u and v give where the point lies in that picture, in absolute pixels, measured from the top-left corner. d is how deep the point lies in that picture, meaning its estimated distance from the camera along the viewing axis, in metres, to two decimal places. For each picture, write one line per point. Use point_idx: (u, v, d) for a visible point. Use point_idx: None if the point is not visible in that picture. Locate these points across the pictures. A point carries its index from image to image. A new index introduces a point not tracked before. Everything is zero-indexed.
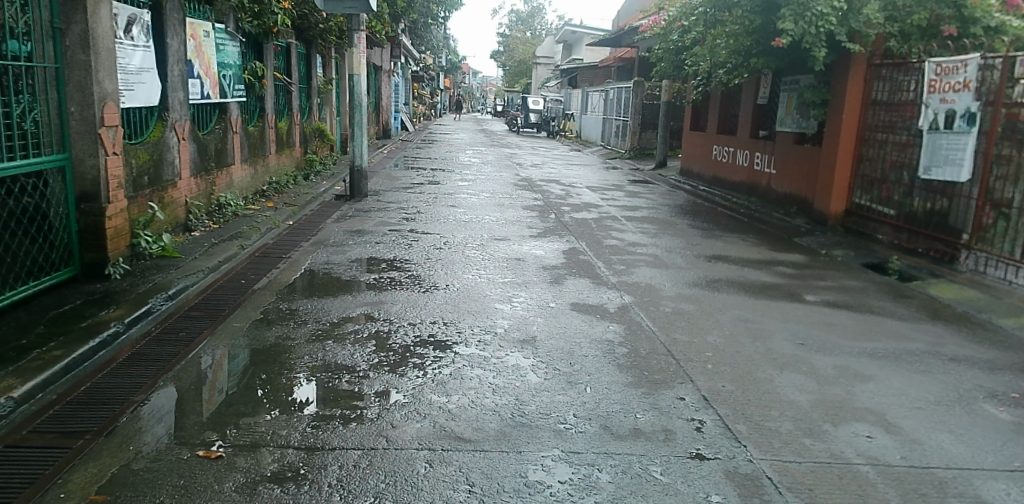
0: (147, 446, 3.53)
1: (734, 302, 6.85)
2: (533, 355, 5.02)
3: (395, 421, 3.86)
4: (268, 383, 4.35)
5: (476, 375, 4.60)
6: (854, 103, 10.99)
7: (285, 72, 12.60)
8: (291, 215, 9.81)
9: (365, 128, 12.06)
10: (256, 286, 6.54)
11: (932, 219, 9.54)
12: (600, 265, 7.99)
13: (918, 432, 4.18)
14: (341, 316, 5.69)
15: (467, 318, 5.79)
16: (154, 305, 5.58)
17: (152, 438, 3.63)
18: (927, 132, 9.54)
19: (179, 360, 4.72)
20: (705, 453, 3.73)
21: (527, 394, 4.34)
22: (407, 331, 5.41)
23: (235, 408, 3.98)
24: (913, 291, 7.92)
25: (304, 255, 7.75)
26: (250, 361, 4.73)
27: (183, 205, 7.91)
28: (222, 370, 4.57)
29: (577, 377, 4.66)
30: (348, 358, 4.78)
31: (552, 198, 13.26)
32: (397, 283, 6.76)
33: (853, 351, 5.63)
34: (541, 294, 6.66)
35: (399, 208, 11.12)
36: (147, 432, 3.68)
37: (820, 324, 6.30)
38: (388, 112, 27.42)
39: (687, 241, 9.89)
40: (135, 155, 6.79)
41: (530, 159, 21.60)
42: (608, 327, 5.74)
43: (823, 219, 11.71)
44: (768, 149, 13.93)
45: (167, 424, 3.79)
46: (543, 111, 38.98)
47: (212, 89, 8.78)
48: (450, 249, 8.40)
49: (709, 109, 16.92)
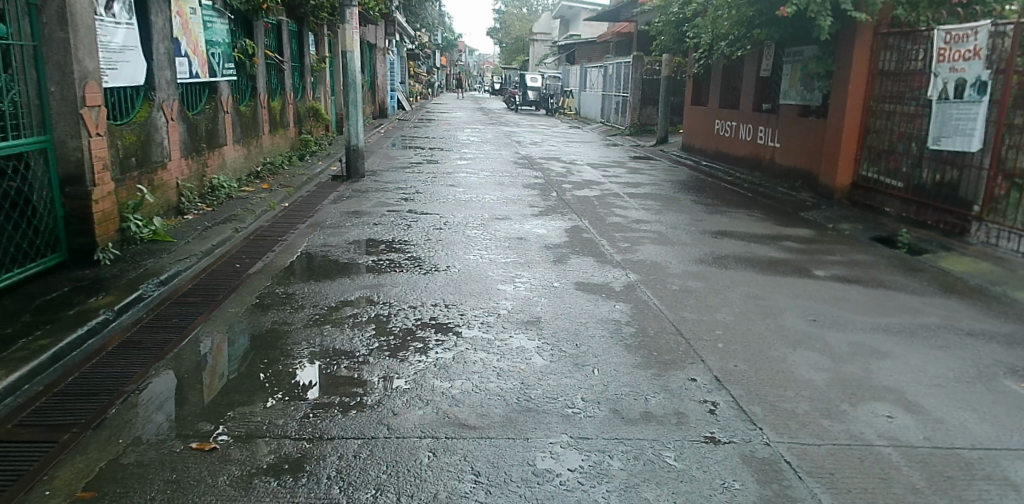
0: (149, 434, 3.41)
1: (741, 278, 6.68)
2: (537, 337, 4.86)
3: (396, 408, 3.70)
4: (265, 369, 4.20)
5: (479, 358, 4.44)
6: (860, 74, 10.76)
7: (277, 51, 12.35)
8: (286, 196, 9.62)
9: (360, 107, 11.82)
10: (251, 270, 6.37)
11: (941, 191, 9.35)
12: (604, 243, 7.80)
13: (939, 411, 4.03)
14: (338, 299, 5.51)
15: (470, 299, 5.63)
16: (145, 290, 5.41)
17: (153, 425, 3.50)
18: (935, 102, 9.32)
19: (173, 347, 4.56)
20: (719, 436, 3.58)
21: (533, 378, 4.19)
22: (407, 314, 5.25)
23: (237, 394, 3.85)
24: (924, 264, 7.75)
25: (300, 237, 7.58)
26: (250, 345, 4.58)
27: (174, 187, 7.71)
28: (221, 354, 4.43)
29: (584, 359, 4.50)
30: (347, 344, 4.62)
31: (552, 176, 13.04)
32: (397, 264, 6.59)
33: (866, 327, 5.47)
34: (545, 274, 6.49)
35: (397, 188, 10.93)
36: (148, 421, 3.56)
37: (832, 300, 6.13)
38: (384, 91, 27.11)
39: (692, 217, 9.71)
40: (122, 137, 6.60)
41: (530, 137, 21.34)
42: (614, 306, 5.58)
43: (828, 193, 11.51)
44: (772, 123, 13.69)
45: (167, 412, 3.65)
46: (541, 88, 38.58)
47: (201, 68, 8.56)
48: (450, 230, 8.21)
49: (711, 84, 16.64)
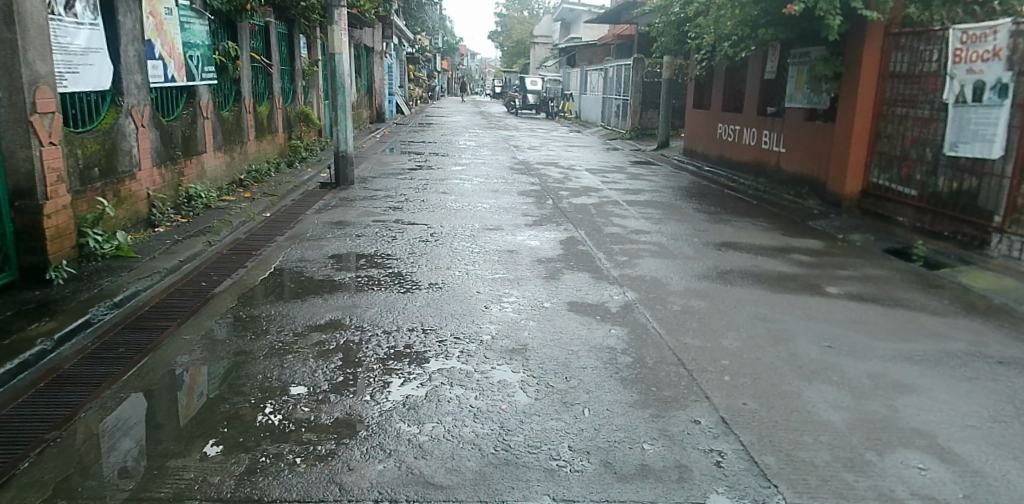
0: (113, 465, 3.21)
1: (748, 297, 6.20)
2: (523, 368, 4.37)
3: (353, 462, 3.25)
4: (217, 407, 3.76)
5: (455, 396, 3.96)
6: (869, 76, 10.30)
7: (264, 53, 11.90)
8: (268, 206, 9.15)
9: (349, 112, 11.35)
10: (218, 288, 5.88)
11: (958, 199, 8.85)
12: (601, 256, 7.31)
13: (976, 461, 3.59)
14: (307, 323, 5.03)
15: (451, 323, 5.13)
16: (95, 314, 4.92)
17: (120, 452, 3.32)
18: (952, 106, 8.82)
19: (115, 381, 4.09)
20: (728, 498, 3.12)
21: (514, 420, 3.71)
22: (380, 340, 4.76)
23: (196, 427, 3.54)
24: (943, 280, 7.27)
25: (276, 250, 7.10)
26: (229, 367, 4.27)
27: (145, 198, 7.24)
28: (200, 374, 4.17)
29: (573, 396, 4.01)
30: (307, 378, 4.13)
31: (549, 182, 12.56)
32: (375, 282, 6.10)
33: (887, 356, 5.00)
34: (535, 292, 6.01)
35: (386, 196, 10.45)
36: (113, 448, 3.36)
37: (847, 322, 5.66)
38: (380, 95, 26.65)
39: (695, 227, 9.23)
40: (82, 145, 6.12)
41: (528, 141, 20.85)
42: (609, 331, 5.08)
43: (838, 200, 11.01)
44: (778, 127, 13.20)
45: (136, 437, 3.47)
46: (541, 91, 38.11)
47: (178, 72, 8.09)
48: (437, 242, 7.73)
49: (713, 86, 16.15)
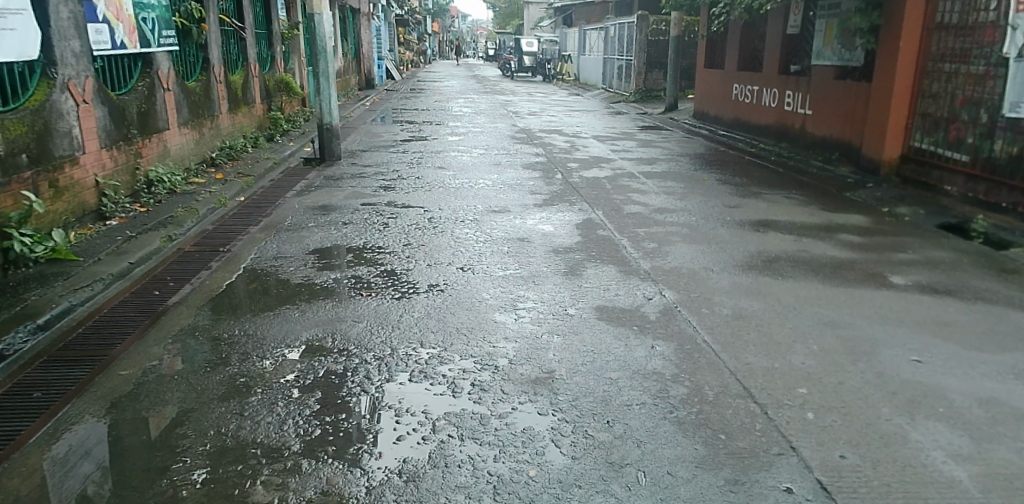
0: (72, 489, 2.83)
1: (805, 293, 5.24)
2: (552, 408, 3.43)
3: None
4: (155, 480, 2.87)
5: (467, 457, 3.01)
6: (912, 28, 9.25)
7: (237, 15, 10.78)
8: (243, 188, 8.13)
9: (333, 79, 10.25)
10: (171, 299, 4.86)
11: (1018, 166, 7.86)
12: (625, 243, 6.33)
13: None
14: (279, 348, 4.06)
15: (458, 342, 4.17)
16: (9, 345, 3.95)
17: (77, 478, 2.91)
18: (1012, 60, 7.82)
19: (21, 444, 3.15)
20: None
21: (547, 498, 2.77)
22: (370, 370, 3.80)
23: (139, 496, 2.78)
24: (1016, 262, 6.30)
25: (247, 246, 6.09)
26: (189, 394, 3.54)
27: (93, 186, 6.23)
28: (172, 371, 3.78)
29: (621, 454, 3.06)
30: (275, 434, 3.18)
31: (555, 152, 11.51)
32: (363, 286, 5.13)
33: (992, 370, 4.05)
34: (555, 293, 5.05)
35: (377, 174, 9.42)
36: (69, 474, 2.94)
37: (929, 324, 4.70)
38: (370, 60, 25.36)
39: (722, 202, 8.25)
40: (4, 128, 5.09)
41: (528, 107, 19.70)
42: (652, 349, 4.13)
43: (874, 168, 10.02)
44: (803, 86, 12.14)
45: (98, 458, 3.04)
46: (538, 52, 36.62)
47: (129, 37, 7.03)
48: (436, 229, 6.73)
49: (728, 44, 15.02)
